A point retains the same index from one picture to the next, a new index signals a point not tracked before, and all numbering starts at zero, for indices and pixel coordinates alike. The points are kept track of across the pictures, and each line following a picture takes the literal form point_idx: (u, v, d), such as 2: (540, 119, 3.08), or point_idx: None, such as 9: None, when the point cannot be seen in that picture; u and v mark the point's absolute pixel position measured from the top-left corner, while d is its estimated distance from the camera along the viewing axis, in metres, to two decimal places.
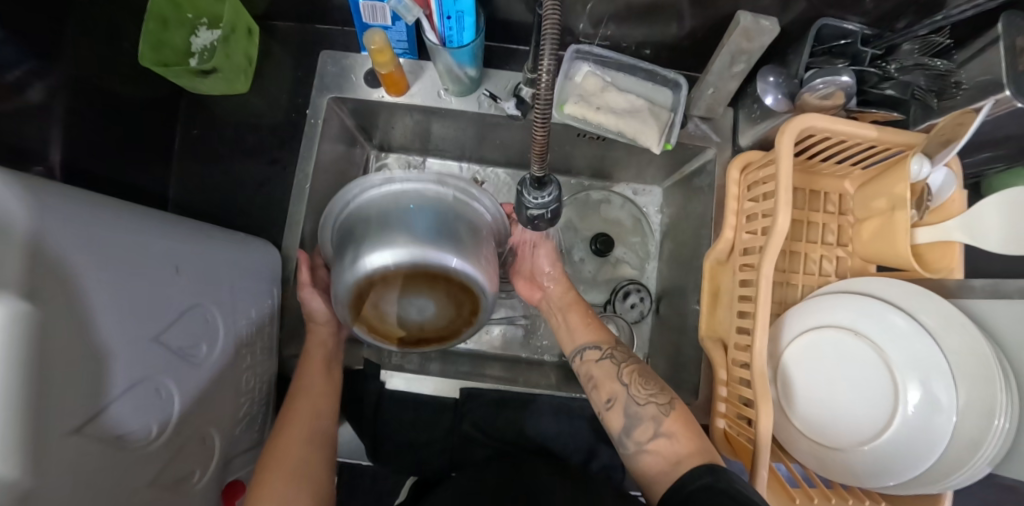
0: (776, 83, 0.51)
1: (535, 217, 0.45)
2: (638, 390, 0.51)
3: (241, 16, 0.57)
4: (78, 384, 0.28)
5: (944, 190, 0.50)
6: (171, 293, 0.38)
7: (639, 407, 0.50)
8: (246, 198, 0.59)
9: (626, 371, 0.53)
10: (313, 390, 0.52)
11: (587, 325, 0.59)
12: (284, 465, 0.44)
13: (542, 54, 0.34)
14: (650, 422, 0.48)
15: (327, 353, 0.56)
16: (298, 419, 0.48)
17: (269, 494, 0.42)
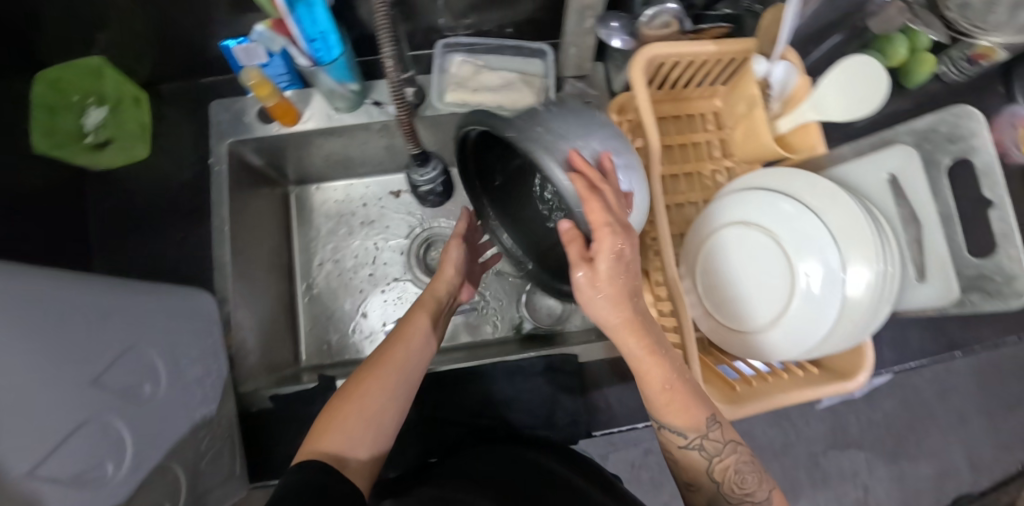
0: (619, 26, 0.55)
1: (429, 192, 0.49)
2: (733, 487, 0.43)
3: (124, 86, 0.61)
4: (18, 426, 0.30)
5: (789, 80, 0.54)
6: (102, 340, 0.40)
7: (734, 504, 0.43)
8: (171, 254, 0.61)
9: (722, 467, 0.43)
10: (412, 338, 0.50)
11: (672, 401, 0.42)
12: (354, 406, 0.43)
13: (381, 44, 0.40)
14: (742, 476, 0.43)
15: (437, 306, 0.58)
16: (390, 361, 0.47)
17: (332, 435, 0.41)
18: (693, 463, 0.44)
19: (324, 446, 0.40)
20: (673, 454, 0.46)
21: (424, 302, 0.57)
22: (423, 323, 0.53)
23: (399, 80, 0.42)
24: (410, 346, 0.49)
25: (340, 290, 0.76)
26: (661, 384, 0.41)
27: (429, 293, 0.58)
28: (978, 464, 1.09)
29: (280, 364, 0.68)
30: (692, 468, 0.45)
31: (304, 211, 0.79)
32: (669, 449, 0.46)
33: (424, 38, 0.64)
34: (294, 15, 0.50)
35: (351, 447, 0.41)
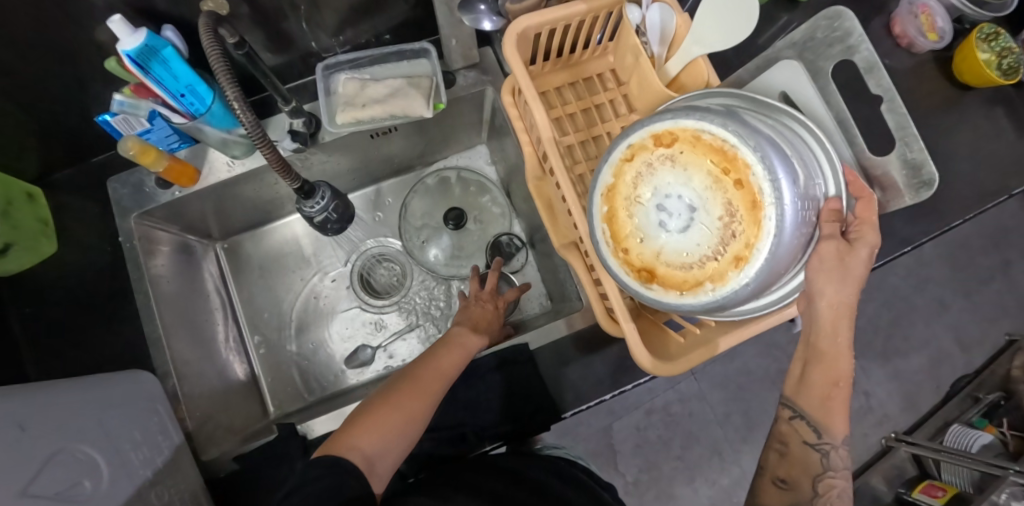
0: (485, 8, 0.54)
1: (326, 222, 0.47)
2: (839, 457, 0.43)
3: (13, 185, 0.58)
4: None
5: (669, 21, 0.54)
6: (27, 448, 0.39)
7: (834, 471, 0.43)
8: (101, 341, 0.60)
9: (830, 480, 0.43)
10: (445, 365, 0.52)
11: (828, 399, 0.42)
12: (394, 414, 0.45)
13: (224, 84, 0.38)
14: (837, 479, 0.43)
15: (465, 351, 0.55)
16: (430, 379, 0.49)
17: (368, 433, 0.42)
18: (806, 459, 0.44)
19: (360, 443, 0.41)
20: (787, 448, 0.45)
21: (461, 344, 0.56)
22: (458, 357, 0.54)
23: (256, 119, 0.40)
24: (447, 372, 0.51)
25: (295, 334, 0.76)
26: (826, 377, 0.41)
27: (456, 343, 0.56)
28: (967, 344, 1.10)
29: (246, 423, 0.67)
30: (799, 463, 0.44)
31: (237, 264, 0.77)
32: (784, 441, 0.45)
33: (305, 64, 0.63)
34: (152, 75, 0.48)
35: (385, 451, 0.43)
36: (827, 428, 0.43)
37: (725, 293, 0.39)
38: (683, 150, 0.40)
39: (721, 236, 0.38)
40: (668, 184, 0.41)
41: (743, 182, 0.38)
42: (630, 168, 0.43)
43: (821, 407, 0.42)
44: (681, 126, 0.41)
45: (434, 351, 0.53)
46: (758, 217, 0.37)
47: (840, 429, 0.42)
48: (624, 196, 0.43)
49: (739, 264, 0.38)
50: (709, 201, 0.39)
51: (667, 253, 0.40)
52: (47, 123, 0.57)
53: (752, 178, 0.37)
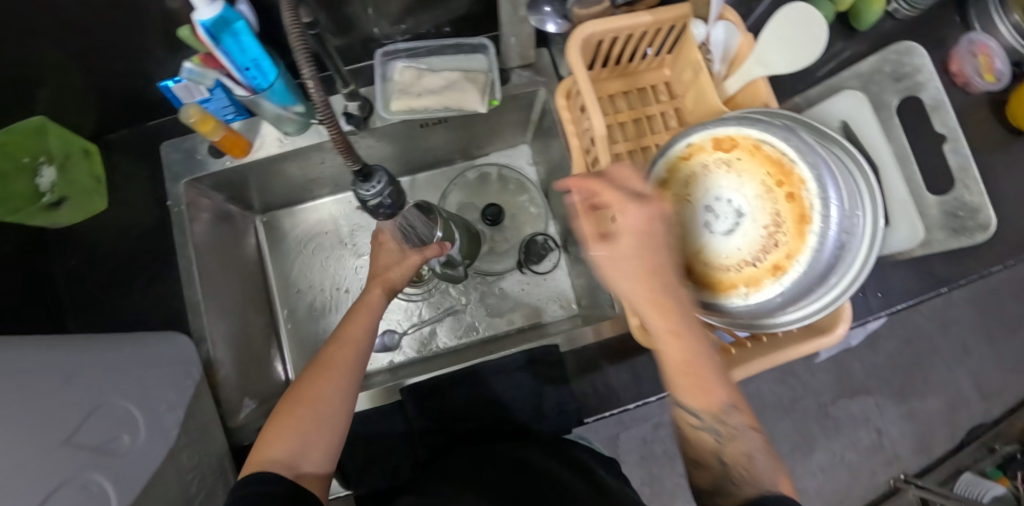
0: (552, 10, 0.53)
1: (379, 206, 0.47)
2: (724, 427, 0.40)
3: (71, 140, 0.61)
4: None
5: (733, 40, 0.54)
6: (71, 401, 0.40)
7: (723, 448, 0.41)
8: (140, 302, 0.61)
9: (730, 449, 0.40)
10: (355, 338, 0.52)
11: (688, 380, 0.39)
12: (305, 410, 0.46)
13: (301, 64, 0.39)
14: (736, 458, 0.40)
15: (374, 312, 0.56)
16: (336, 364, 0.49)
17: (280, 440, 0.43)
18: (700, 438, 0.42)
19: (274, 451, 0.43)
20: (685, 431, 0.43)
21: (367, 303, 0.56)
22: (364, 325, 0.54)
23: (326, 99, 0.40)
24: (358, 349, 0.51)
25: (323, 312, 0.77)
26: (677, 367, 0.39)
27: (365, 305, 0.56)
28: (987, 392, 1.08)
29: (269, 396, 0.68)
30: (698, 443, 0.42)
31: (275, 237, 0.78)
32: (679, 424, 0.43)
33: (364, 49, 0.64)
34: (222, 46, 0.49)
35: (304, 451, 0.44)
36: (684, 406, 0.41)
37: (758, 297, 0.42)
38: (742, 157, 0.44)
39: (762, 244, 0.42)
40: (720, 187, 0.44)
41: (795, 196, 0.41)
42: (685, 167, 0.46)
43: (691, 388, 0.39)
44: (743, 134, 0.43)
45: (340, 327, 0.53)
46: (803, 231, 0.41)
47: (688, 399, 0.40)
48: (675, 191, 0.46)
49: (776, 273, 0.42)
50: (756, 209, 0.43)
51: (706, 253, 0.44)
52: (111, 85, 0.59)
53: (805, 194, 0.41)
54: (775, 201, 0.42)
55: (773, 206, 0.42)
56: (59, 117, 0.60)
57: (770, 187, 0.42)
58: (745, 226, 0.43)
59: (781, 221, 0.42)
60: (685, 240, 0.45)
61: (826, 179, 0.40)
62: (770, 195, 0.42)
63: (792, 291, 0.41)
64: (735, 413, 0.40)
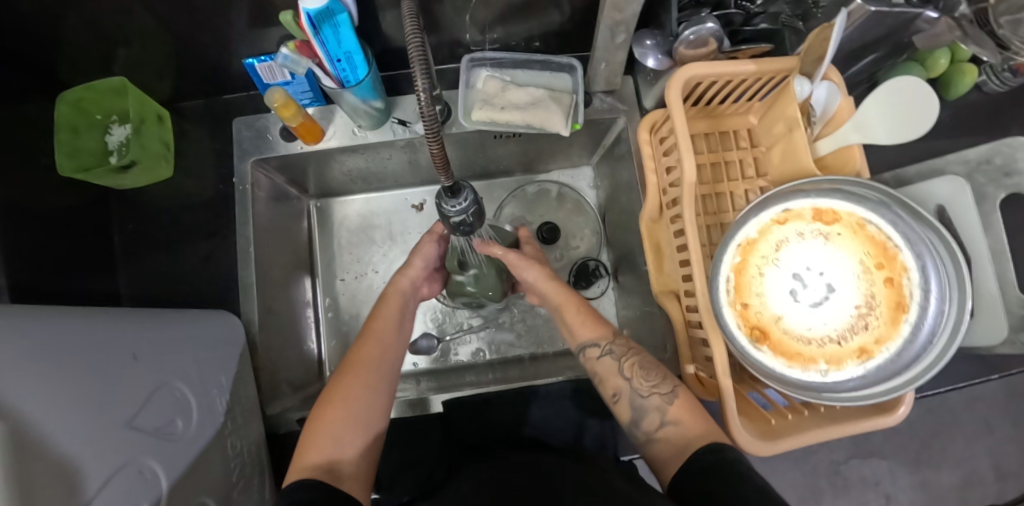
0: (653, 45, 0.55)
1: (460, 223, 0.47)
2: (640, 381, 0.49)
3: (147, 104, 0.61)
4: (54, 477, 0.29)
5: (831, 101, 0.52)
6: (133, 381, 0.40)
7: (644, 399, 0.48)
8: (193, 277, 0.61)
9: (626, 363, 0.51)
10: (383, 336, 0.53)
11: (585, 322, 0.57)
12: (337, 412, 0.45)
13: (415, 73, 0.34)
14: (656, 412, 0.47)
15: (402, 302, 0.58)
16: (362, 363, 0.50)
17: (317, 444, 0.43)
18: (612, 386, 0.51)
19: (313, 456, 0.42)
20: (604, 381, 0.52)
21: (390, 298, 0.58)
22: (389, 322, 0.55)
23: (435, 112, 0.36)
24: (384, 347, 0.52)
25: (363, 306, 0.76)
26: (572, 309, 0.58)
27: (393, 291, 0.59)
28: (1003, 473, 1.07)
29: (305, 383, 0.68)
30: (607, 378, 0.52)
31: (327, 224, 0.78)
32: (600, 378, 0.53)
33: (450, 52, 0.63)
34: (319, 36, 0.48)
35: (342, 452, 0.43)
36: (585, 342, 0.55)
37: (837, 376, 0.42)
38: (841, 233, 0.44)
39: (852, 324, 0.42)
40: (816, 257, 0.44)
41: (893, 281, 0.42)
42: (779, 230, 0.45)
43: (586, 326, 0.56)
44: (848, 210, 0.44)
45: (364, 324, 0.55)
46: (897, 318, 0.41)
47: (588, 334, 0.56)
48: (761, 253, 0.45)
49: (861, 356, 0.42)
50: (849, 288, 0.43)
51: (789, 322, 0.43)
52: (195, 58, 0.58)
53: (904, 281, 0.42)
54: (869, 283, 0.42)
55: (866, 288, 0.42)
56: (140, 82, 0.60)
57: (864, 268, 0.43)
58: (837, 303, 0.43)
59: (874, 305, 0.42)
60: (767, 305, 0.44)
61: (930, 271, 0.41)
62: (865, 276, 0.43)
63: (875, 376, 0.41)
64: (623, 342, 0.54)
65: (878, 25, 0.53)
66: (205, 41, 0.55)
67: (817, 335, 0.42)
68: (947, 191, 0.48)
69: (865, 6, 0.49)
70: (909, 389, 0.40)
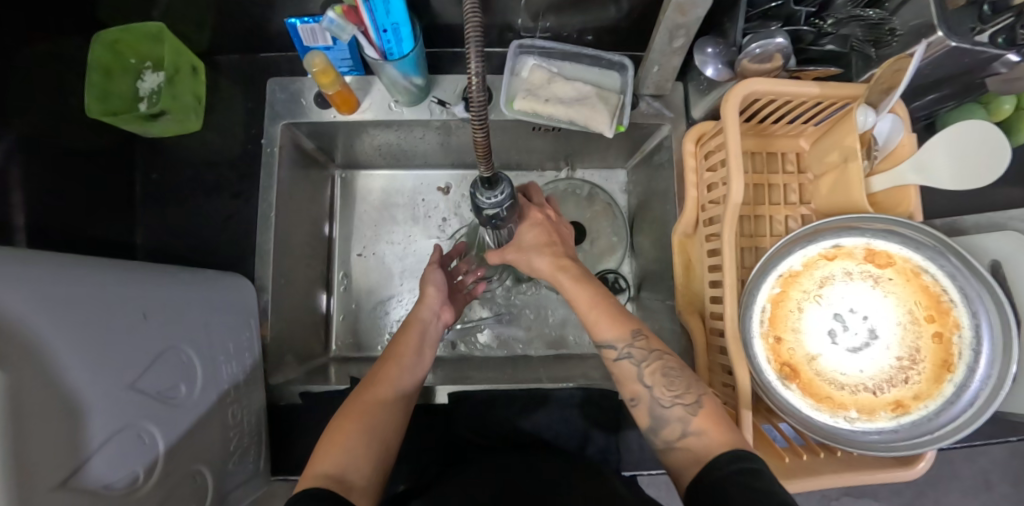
0: (715, 54, 0.53)
1: (492, 216, 0.45)
2: (662, 390, 0.44)
3: (183, 54, 0.59)
4: (51, 442, 0.29)
5: (894, 136, 0.50)
6: (141, 341, 0.39)
7: (666, 408, 0.44)
8: (212, 235, 0.61)
9: (648, 369, 0.46)
10: (405, 361, 0.53)
11: (610, 316, 0.49)
12: (352, 425, 0.45)
13: (470, 53, 0.32)
14: (678, 422, 0.42)
15: (422, 329, 0.57)
16: (385, 385, 0.50)
17: (330, 457, 0.42)
18: (631, 388, 0.47)
19: (326, 466, 0.41)
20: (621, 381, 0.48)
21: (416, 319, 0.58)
22: (411, 349, 0.55)
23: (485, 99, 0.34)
24: (403, 370, 0.52)
25: (377, 284, 0.75)
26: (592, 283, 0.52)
27: (414, 321, 0.57)
28: None
29: (310, 356, 0.68)
30: (627, 379, 0.47)
31: (349, 196, 0.77)
32: (619, 378, 0.48)
33: (498, 35, 0.60)
34: (369, 4, 0.46)
35: (351, 465, 0.42)
36: (602, 339, 0.49)
37: (866, 426, 0.42)
38: (893, 278, 0.44)
39: (890, 375, 0.42)
40: (864, 300, 0.44)
41: (943, 337, 0.42)
42: (825, 266, 0.44)
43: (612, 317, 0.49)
44: (904, 256, 0.43)
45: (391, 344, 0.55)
46: (940, 377, 0.41)
47: (608, 330, 0.48)
48: (803, 287, 0.44)
49: (896, 409, 0.42)
50: (892, 337, 0.43)
51: (822, 363, 0.43)
52: (237, 12, 0.56)
53: (954, 338, 0.42)
54: (919, 336, 0.42)
55: (918, 341, 0.42)
56: (178, 30, 0.59)
57: (914, 321, 0.43)
58: (879, 353, 0.43)
59: (915, 359, 0.42)
60: (802, 343, 0.44)
61: (984, 330, 0.41)
62: (911, 329, 0.43)
63: (909, 431, 0.41)
64: (645, 340, 0.47)
65: (953, 61, 0.50)
66: None
67: (851, 381, 0.42)
68: (1013, 245, 0.45)
69: (946, 40, 0.45)
70: (940, 448, 0.40)
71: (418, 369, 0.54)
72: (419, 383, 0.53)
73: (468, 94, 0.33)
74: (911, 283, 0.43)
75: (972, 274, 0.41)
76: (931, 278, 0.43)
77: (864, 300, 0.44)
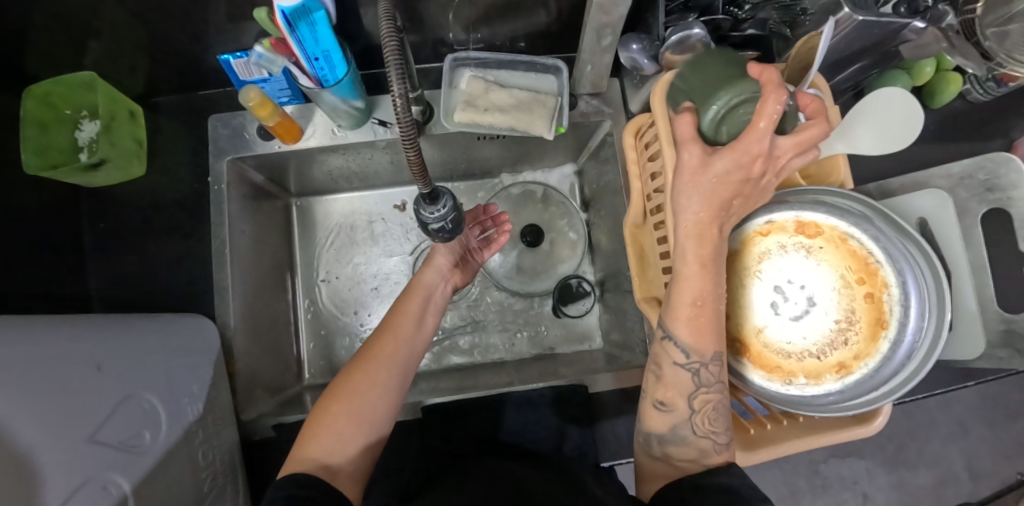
0: (640, 50, 0.55)
1: (439, 230, 0.46)
2: (702, 421, 0.44)
3: (118, 102, 0.59)
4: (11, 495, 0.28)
5: (819, 110, 0.52)
6: (96, 392, 0.39)
7: (694, 435, 0.44)
8: (168, 277, 0.60)
9: (703, 395, 0.44)
10: (401, 333, 0.53)
11: (699, 320, 0.42)
12: (339, 406, 0.46)
13: (391, 75, 0.32)
14: (696, 449, 0.44)
15: (426, 295, 0.59)
16: (384, 358, 0.50)
17: (318, 440, 0.43)
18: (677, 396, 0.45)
19: (314, 451, 0.43)
20: (659, 370, 0.46)
21: (415, 289, 0.58)
22: (413, 314, 0.56)
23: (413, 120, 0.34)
24: (401, 343, 0.52)
25: (344, 307, 0.75)
26: (692, 297, 0.42)
27: (419, 286, 0.58)
28: (978, 473, 1.03)
29: (283, 387, 0.67)
30: (673, 386, 0.45)
31: (308, 223, 0.77)
32: (658, 363, 0.46)
33: (433, 50, 0.61)
34: (296, 36, 0.46)
35: (339, 449, 0.44)
36: (677, 339, 0.43)
37: (816, 390, 0.44)
38: (824, 246, 0.45)
39: (831, 338, 0.44)
40: (801, 270, 0.45)
41: (875, 296, 0.44)
42: (761, 242, 0.46)
43: (693, 325, 0.42)
44: (831, 224, 0.45)
45: (388, 314, 0.55)
46: (877, 334, 0.43)
47: (686, 336, 0.43)
48: (743, 265, 0.46)
49: (840, 371, 0.43)
50: (829, 303, 0.45)
51: (769, 335, 0.44)
52: (169, 53, 0.56)
53: (884, 296, 0.44)
54: (855, 297, 0.44)
55: (854, 305, 0.44)
56: (111, 77, 0.59)
57: (847, 285, 0.45)
58: (819, 319, 0.44)
59: (852, 320, 0.44)
60: (747, 317, 0.45)
61: (910, 286, 0.43)
62: (844, 293, 0.45)
63: (854, 390, 0.43)
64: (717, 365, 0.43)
65: (866, 33, 0.52)
66: (179, 37, 0.53)
67: (797, 350, 0.44)
68: (930, 204, 0.48)
69: (852, 16, 0.48)
70: (884, 402, 0.42)
71: (419, 338, 0.55)
72: (417, 354, 0.54)
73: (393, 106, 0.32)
74: (841, 249, 0.45)
75: (895, 235, 0.43)
76: (859, 241, 0.45)
77: (801, 270, 0.45)
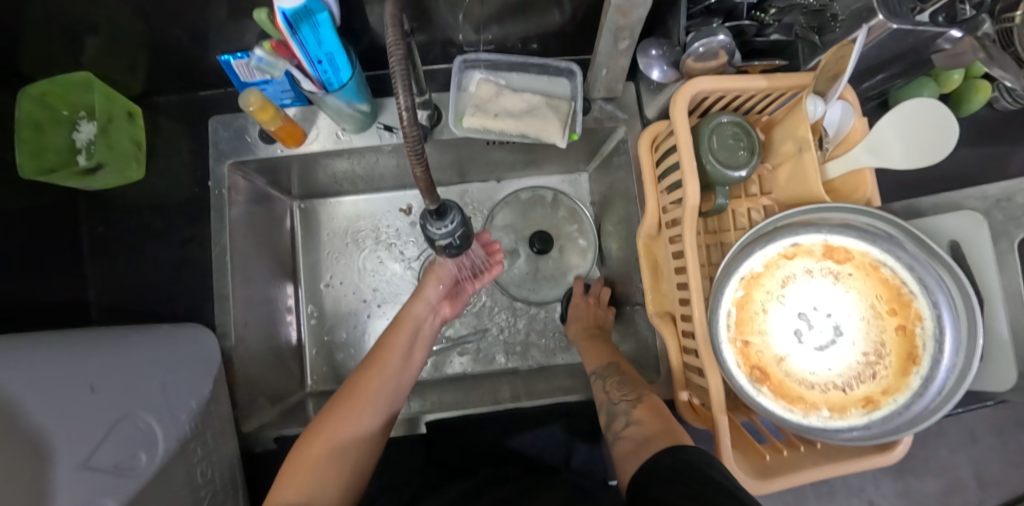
0: (659, 55, 0.52)
1: (448, 245, 0.44)
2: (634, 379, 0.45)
3: (115, 101, 0.57)
4: None
5: (847, 121, 0.50)
6: (91, 414, 0.37)
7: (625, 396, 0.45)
8: (168, 284, 0.59)
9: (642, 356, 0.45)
10: (388, 368, 0.53)
11: None
12: (321, 445, 0.45)
13: (395, 77, 0.29)
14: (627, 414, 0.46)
15: (415, 327, 0.58)
16: (366, 396, 0.49)
17: (295, 480, 0.42)
18: None
19: (289, 492, 0.41)
20: None
21: (404, 321, 0.58)
22: (400, 349, 0.55)
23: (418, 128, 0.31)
24: (386, 378, 0.52)
25: (347, 313, 0.74)
26: None
27: (408, 317, 0.58)
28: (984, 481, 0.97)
29: (284, 395, 0.66)
30: None
31: (311, 226, 0.75)
32: None
33: (441, 51, 0.59)
34: (298, 37, 0.43)
35: (319, 491, 0.42)
36: None
37: (840, 424, 0.42)
38: (853, 273, 0.43)
39: (857, 371, 0.42)
40: (827, 297, 0.43)
41: (907, 328, 0.42)
42: (785, 265, 0.44)
43: None
44: (862, 250, 0.43)
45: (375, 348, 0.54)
46: (906, 369, 0.41)
47: None
48: (766, 289, 0.44)
49: (867, 406, 0.42)
50: (856, 333, 0.43)
51: (791, 366, 0.43)
52: (167, 53, 0.54)
53: (917, 330, 0.42)
54: (885, 328, 0.42)
55: (884, 336, 0.42)
56: (108, 77, 0.56)
57: (877, 314, 0.43)
58: (845, 349, 0.43)
59: (881, 351, 0.42)
60: (768, 345, 0.43)
61: (945, 320, 0.40)
62: (874, 322, 0.43)
63: (880, 427, 0.41)
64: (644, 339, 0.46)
65: (895, 42, 0.49)
66: (177, 36, 0.51)
67: (822, 381, 0.42)
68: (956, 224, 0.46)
69: (887, 24, 0.45)
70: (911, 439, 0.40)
71: (405, 375, 0.54)
72: (405, 390, 0.53)
73: (398, 116, 0.30)
74: (872, 276, 0.43)
75: (930, 262, 0.41)
76: (891, 269, 0.43)
77: (828, 297, 0.43)
